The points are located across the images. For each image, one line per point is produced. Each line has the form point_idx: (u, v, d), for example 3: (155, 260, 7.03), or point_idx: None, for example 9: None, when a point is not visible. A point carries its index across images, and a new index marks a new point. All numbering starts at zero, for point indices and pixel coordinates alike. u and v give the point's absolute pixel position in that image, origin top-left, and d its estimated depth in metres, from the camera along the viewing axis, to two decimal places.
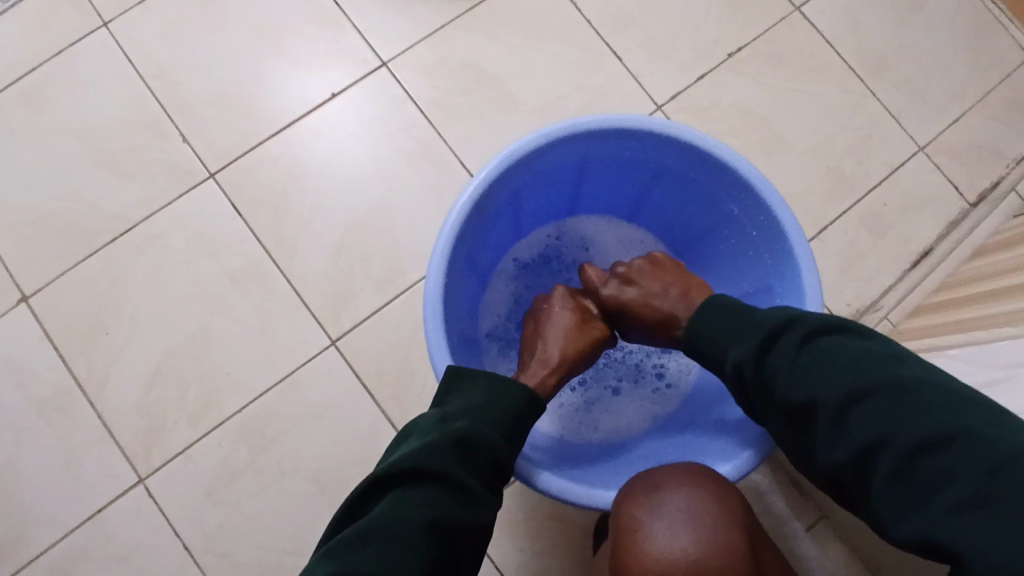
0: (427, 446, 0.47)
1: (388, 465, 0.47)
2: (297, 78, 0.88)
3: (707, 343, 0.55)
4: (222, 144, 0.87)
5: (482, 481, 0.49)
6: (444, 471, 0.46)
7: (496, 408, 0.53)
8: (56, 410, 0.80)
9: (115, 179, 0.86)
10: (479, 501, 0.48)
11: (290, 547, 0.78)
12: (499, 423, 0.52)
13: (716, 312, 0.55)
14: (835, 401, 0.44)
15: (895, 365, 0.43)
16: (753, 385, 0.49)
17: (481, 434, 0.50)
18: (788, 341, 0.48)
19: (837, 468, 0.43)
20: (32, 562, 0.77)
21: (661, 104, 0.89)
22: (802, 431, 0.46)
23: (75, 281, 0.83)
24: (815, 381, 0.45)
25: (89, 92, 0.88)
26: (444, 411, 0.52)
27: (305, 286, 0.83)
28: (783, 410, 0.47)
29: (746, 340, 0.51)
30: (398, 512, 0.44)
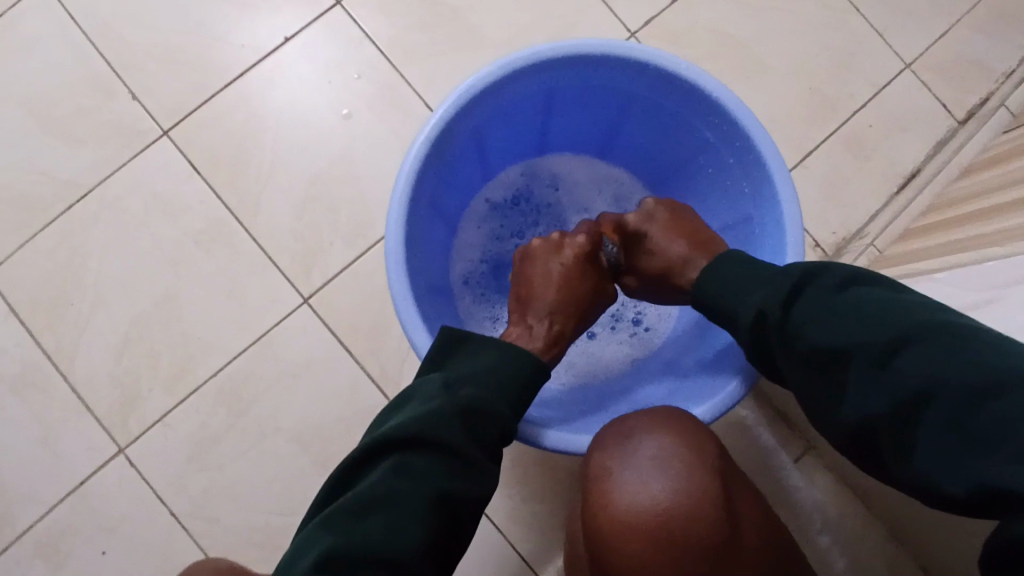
0: (432, 413, 0.46)
1: (388, 430, 0.45)
2: (248, 23, 0.83)
3: (726, 293, 0.52)
4: (174, 99, 0.82)
5: (484, 450, 0.47)
6: (446, 440, 0.45)
7: (506, 374, 0.51)
8: (29, 384, 0.79)
9: (64, 143, 0.82)
10: (480, 472, 0.46)
11: (277, 507, 0.77)
12: (506, 389, 0.51)
13: (734, 264, 0.53)
14: (868, 350, 0.40)
15: (941, 314, 0.40)
16: (780, 333, 0.46)
17: (489, 405, 0.48)
18: (817, 289, 0.45)
19: (866, 419, 0.40)
20: (18, 537, 0.77)
21: (634, 32, 0.85)
22: (833, 384, 0.42)
23: (34, 252, 0.80)
24: (850, 328, 0.42)
25: (29, 50, 0.83)
26: (448, 374, 0.50)
27: (272, 245, 0.80)
28: (815, 362, 0.43)
29: (773, 288, 0.48)
30: (400, 485, 0.42)
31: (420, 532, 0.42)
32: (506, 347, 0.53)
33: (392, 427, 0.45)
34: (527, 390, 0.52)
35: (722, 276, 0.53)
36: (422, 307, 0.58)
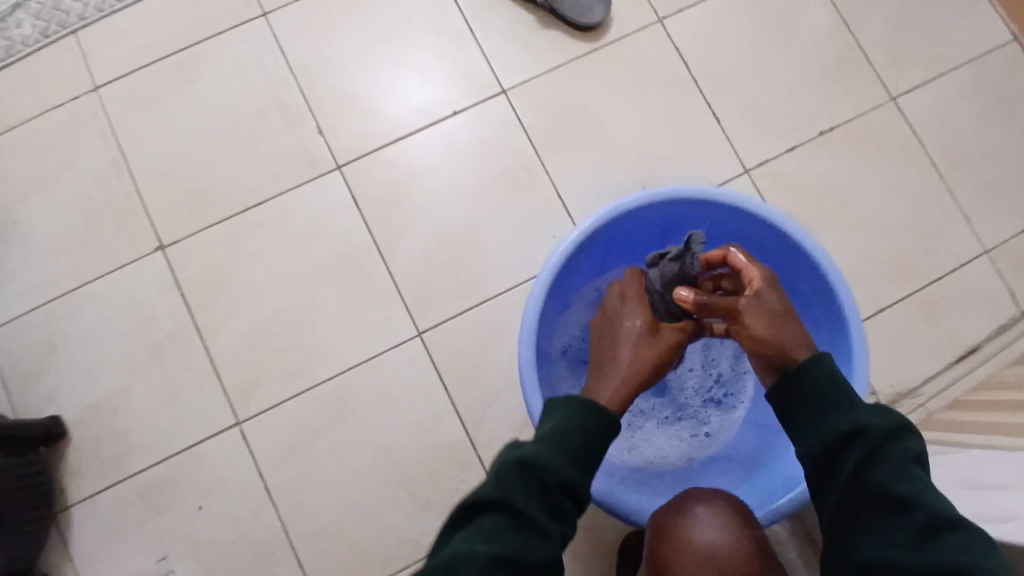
0: (497, 480, 0.52)
1: (466, 500, 0.52)
2: (424, 91, 0.98)
3: (812, 405, 0.57)
4: (349, 139, 0.96)
5: (548, 510, 0.52)
6: (510, 502, 0.51)
7: (563, 438, 0.57)
8: (174, 348, 0.92)
9: (250, 156, 0.97)
10: (544, 532, 0.51)
11: (353, 505, 0.88)
12: (567, 451, 0.56)
13: (824, 376, 0.58)
14: (929, 517, 0.47)
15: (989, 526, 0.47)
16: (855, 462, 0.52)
17: (547, 463, 0.54)
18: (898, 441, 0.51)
19: (888, 565, 0.47)
20: (134, 476, 0.90)
21: (749, 168, 0.96)
22: (879, 524, 0.49)
23: (204, 240, 0.95)
24: (920, 491, 0.48)
25: (241, 73, 0.98)
26: (516, 446, 0.57)
27: (401, 281, 0.93)
28: (870, 499, 0.50)
29: (864, 419, 0.53)
30: (467, 547, 0.48)
31: None
32: (568, 415, 0.59)
33: (468, 497, 0.52)
34: (588, 450, 0.58)
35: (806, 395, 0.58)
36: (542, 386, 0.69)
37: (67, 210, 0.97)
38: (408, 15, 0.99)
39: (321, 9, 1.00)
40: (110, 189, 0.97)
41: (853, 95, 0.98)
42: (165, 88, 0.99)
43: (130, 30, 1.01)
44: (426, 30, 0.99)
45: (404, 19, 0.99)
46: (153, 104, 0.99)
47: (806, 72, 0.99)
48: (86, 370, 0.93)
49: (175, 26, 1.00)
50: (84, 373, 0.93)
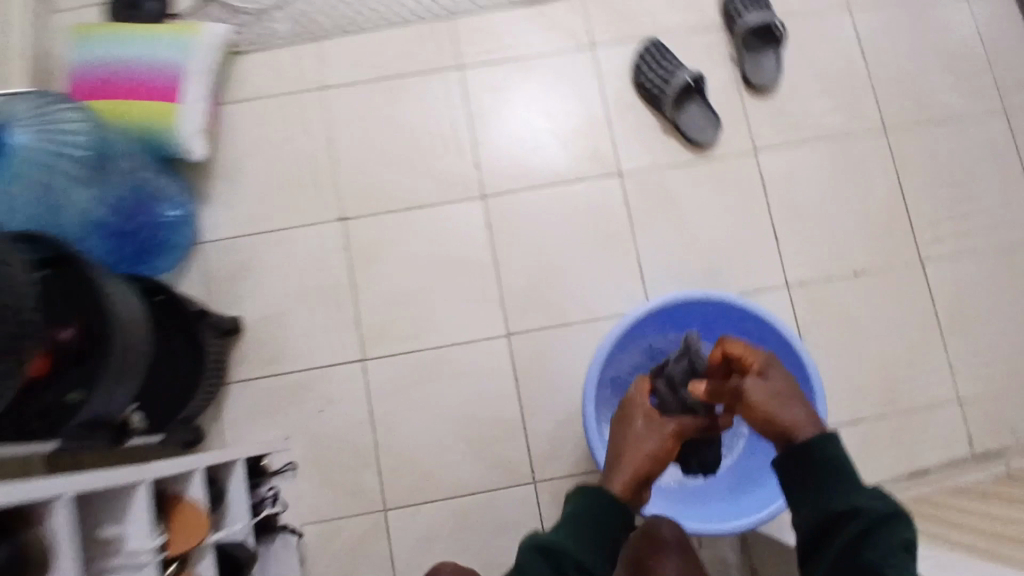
0: (526, 564, 0.65)
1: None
2: (562, 156, 1.27)
3: (815, 483, 0.65)
4: (496, 177, 1.27)
5: None
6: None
7: (580, 522, 0.70)
8: (332, 294, 1.26)
9: (422, 169, 1.29)
10: None
11: (427, 441, 1.21)
12: (582, 537, 0.69)
13: (833, 459, 0.65)
14: None
15: None
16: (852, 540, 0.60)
17: (566, 550, 0.67)
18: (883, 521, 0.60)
19: None
20: (281, 374, 1.24)
21: (790, 282, 1.22)
22: None
23: (373, 222, 1.27)
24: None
25: (432, 106, 1.31)
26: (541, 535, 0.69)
27: (505, 292, 1.24)
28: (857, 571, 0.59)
29: (862, 507, 0.61)
30: None
31: None
32: (585, 501, 0.72)
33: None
34: (604, 539, 0.70)
35: (810, 472, 0.66)
36: (597, 418, 1.00)
37: (281, 172, 1.31)
38: (566, 96, 1.29)
39: (502, 74, 1.31)
40: (315, 166, 1.30)
41: (890, 249, 1.23)
42: (375, 102, 1.32)
43: (358, 52, 1.33)
44: (576, 111, 1.29)
45: (562, 98, 1.29)
46: (362, 112, 1.31)
47: (859, 220, 1.23)
48: (266, 291, 1.27)
49: (392, 58, 1.33)
50: (265, 293, 1.27)
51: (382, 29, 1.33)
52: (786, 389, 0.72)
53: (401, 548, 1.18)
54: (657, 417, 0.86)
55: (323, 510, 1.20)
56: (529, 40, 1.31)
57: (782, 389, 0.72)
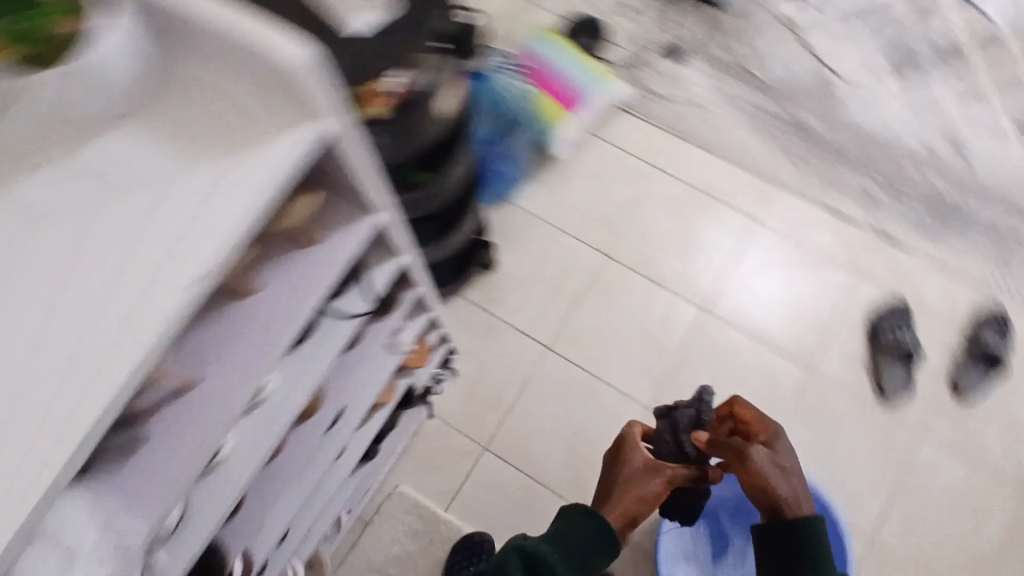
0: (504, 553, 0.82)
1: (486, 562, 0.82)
2: (784, 329, 1.56)
3: (802, 558, 0.82)
4: (728, 308, 1.58)
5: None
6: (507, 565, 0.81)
7: (554, 537, 0.87)
8: (563, 292, 1.61)
9: (683, 265, 1.62)
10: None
11: (548, 428, 1.52)
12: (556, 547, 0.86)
13: (815, 542, 0.82)
14: None
15: None
16: None
17: (539, 551, 0.83)
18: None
19: None
20: (493, 315, 1.60)
21: (881, 539, 1.40)
22: None
23: (625, 271, 1.62)
24: None
25: (721, 233, 1.65)
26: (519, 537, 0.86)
27: (674, 381, 1.53)
28: None
29: None
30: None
31: None
32: (567, 517, 0.90)
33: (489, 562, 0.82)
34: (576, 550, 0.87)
35: (799, 548, 0.83)
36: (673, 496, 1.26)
37: (593, 196, 1.68)
38: (815, 294, 1.59)
39: (783, 249, 1.63)
40: (616, 209, 1.67)
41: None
42: (686, 201, 1.67)
43: (697, 161, 1.71)
44: (815, 308, 1.58)
45: (811, 293, 1.59)
46: (670, 199, 1.68)
47: (965, 537, 1.41)
48: (524, 258, 1.64)
49: (715, 182, 1.69)
50: (524, 259, 1.64)
51: (724, 159, 1.71)
52: (786, 467, 0.91)
53: (481, 480, 1.49)
54: (653, 464, 0.99)
55: (454, 416, 1.54)
56: (813, 237, 1.64)
57: (784, 467, 0.90)
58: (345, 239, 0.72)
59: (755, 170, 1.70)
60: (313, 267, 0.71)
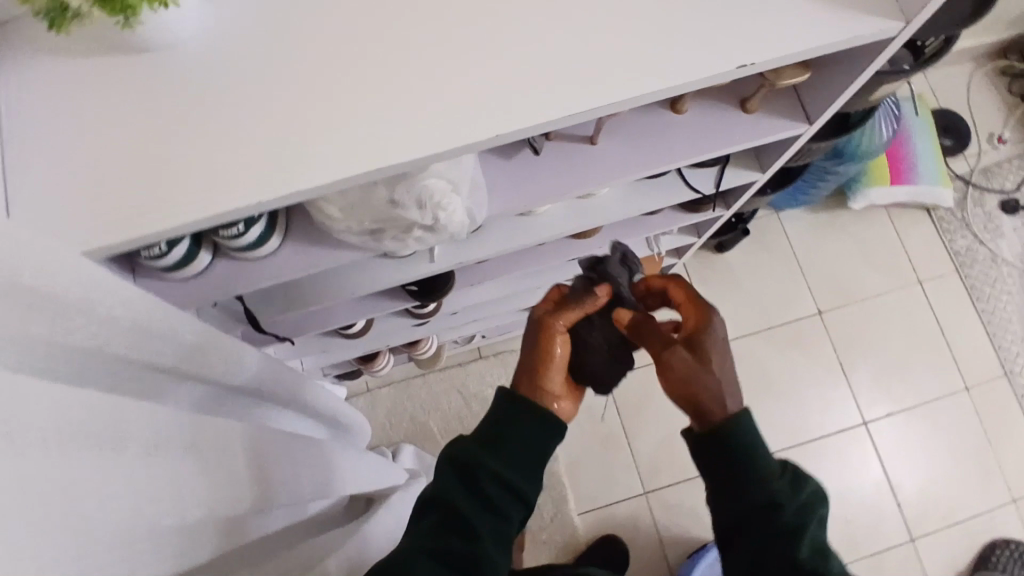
0: (437, 480, 0.63)
1: (423, 500, 0.63)
2: (911, 486, 1.55)
3: (730, 471, 0.63)
4: (880, 433, 1.58)
5: (498, 500, 0.62)
6: (446, 494, 0.62)
7: (483, 436, 0.64)
8: (761, 316, 1.63)
9: (872, 373, 1.61)
10: (493, 518, 0.62)
11: (663, 403, 1.60)
12: (496, 445, 0.64)
13: (735, 434, 0.63)
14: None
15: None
16: (755, 501, 0.62)
17: (474, 456, 0.62)
18: (809, 509, 0.62)
19: None
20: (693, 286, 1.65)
21: None
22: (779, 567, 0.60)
23: (822, 339, 1.63)
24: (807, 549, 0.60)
25: (925, 373, 1.62)
26: (451, 451, 0.64)
27: (792, 452, 1.55)
28: (770, 545, 0.61)
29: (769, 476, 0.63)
30: (414, 535, 0.61)
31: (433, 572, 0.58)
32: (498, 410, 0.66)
33: (423, 495, 0.63)
34: (529, 446, 0.64)
35: (727, 459, 0.63)
36: None
37: (846, 262, 1.67)
38: (963, 483, 1.55)
39: (967, 427, 1.59)
40: (857, 288, 1.66)
41: None
42: (917, 326, 1.64)
43: (955, 302, 1.66)
44: (953, 494, 1.55)
45: (960, 481, 1.56)
46: (907, 314, 1.65)
47: None
48: (750, 263, 1.66)
49: (956, 331, 1.64)
50: (751, 267, 1.66)
51: (978, 320, 1.65)
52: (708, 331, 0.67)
53: (587, 400, 1.60)
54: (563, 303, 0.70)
55: None
56: (1001, 441, 1.58)
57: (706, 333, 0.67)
58: (768, 124, 0.76)
59: (998, 349, 1.63)
60: (732, 128, 0.76)
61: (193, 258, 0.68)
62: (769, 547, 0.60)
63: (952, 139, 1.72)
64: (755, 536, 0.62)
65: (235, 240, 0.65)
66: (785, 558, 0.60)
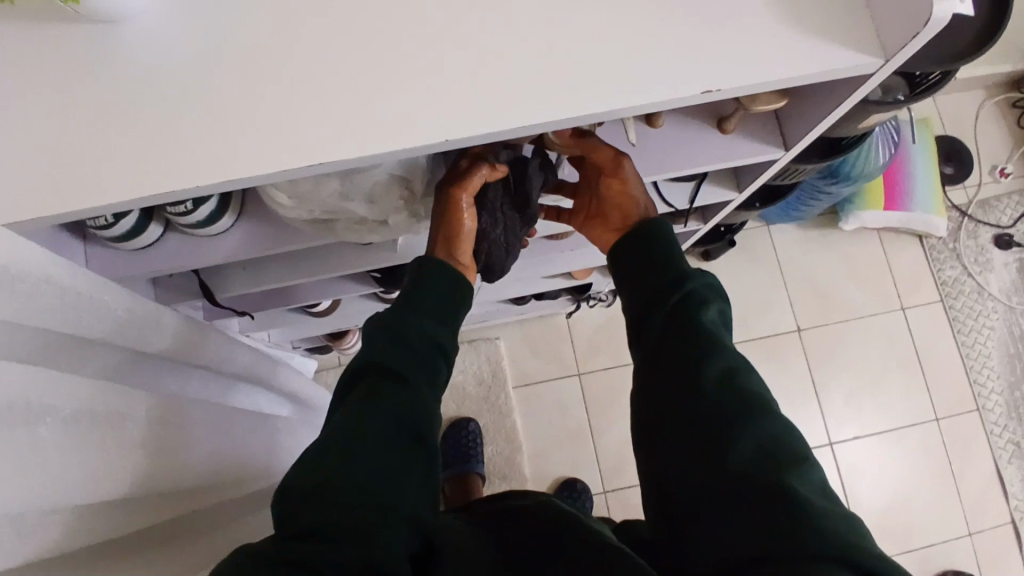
0: (372, 344, 0.65)
1: (356, 370, 0.65)
2: (871, 510, 1.55)
3: (651, 268, 0.71)
4: (846, 454, 1.58)
5: (427, 367, 0.66)
6: (385, 361, 0.64)
7: (421, 304, 0.69)
8: (740, 328, 1.62)
9: (844, 393, 1.61)
10: (422, 379, 0.65)
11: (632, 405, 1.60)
12: (426, 309, 0.69)
13: (661, 237, 0.72)
14: (726, 360, 0.62)
15: (749, 377, 0.62)
16: (680, 297, 0.67)
17: (409, 321, 0.67)
18: (709, 294, 0.68)
19: (714, 396, 0.60)
20: None
21: None
22: (700, 354, 0.63)
23: (799, 355, 1.62)
24: (728, 346, 0.64)
25: (897, 400, 1.61)
26: (382, 318, 0.67)
27: None
28: (699, 334, 0.64)
29: (691, 276, 0.69)
30: (355, 408, 0.61)
31: (388, 437, 0.60)
32: (434, 277, 0.70)
33: (358, 364, 0.65)
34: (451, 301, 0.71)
35: (655, 266, 0.71)
36: None
37: (831, 281, 1.66)
38: (922, 512, 1.55)
39: (933, 457, 1.58)
40: (839, 308, 1.65)
41: None
42: (895, 352, 1.64)
43: (936, 331, 1.65)
44: (911, 521, 1.55)
45: (920, 509, 1.56)
46: (887, 339, 1.64)
47: None
48: (735, 273, 1.65)
49: (933, 361, 1.63)
50: (736, 277, 1.65)
51: (958, 351, 1.64)
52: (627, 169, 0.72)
53: (557, 394, 1.60)
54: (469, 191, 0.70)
55: (579, 334, 1.63)
56: (966, 475, 1.58)
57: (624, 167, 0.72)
58: (742, 145, 0.75)
59: (973, 383, 1.63)
60: (705, 145, 0.75)
61: (143, 231, 0.67)
62: (676, 315, 0.66)
63: (952, 168, 1.69)
64: (678, 330, 0.65)
65: (184, 217, 0.65)
66: (694, 327, 0.65)
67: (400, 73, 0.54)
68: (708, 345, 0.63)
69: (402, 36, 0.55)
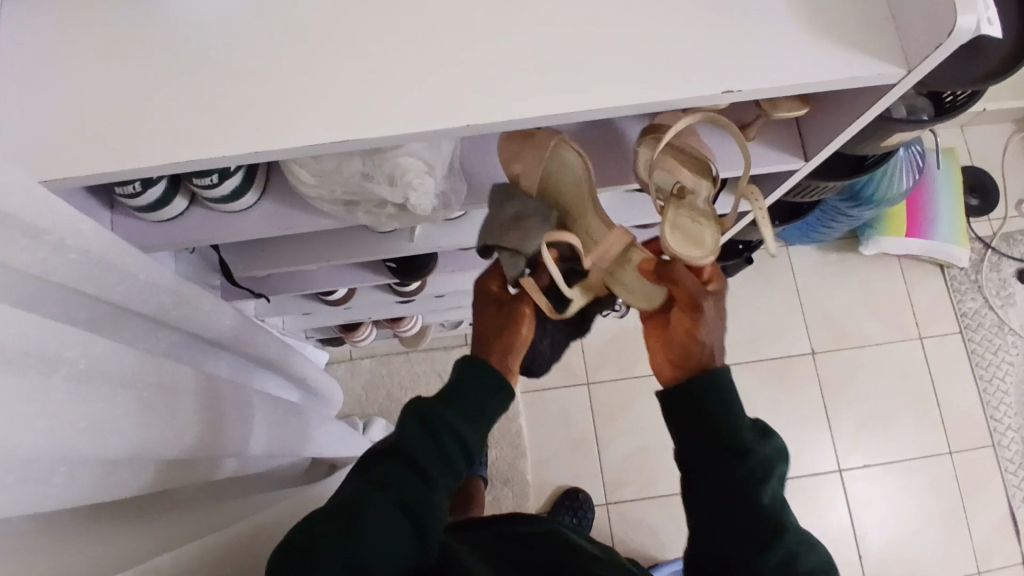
0: (400, 430, 0.64)
1: (381, 452, 0.64)
2: (878, 541, 1.53)
3: (705, 423, 0.63)
4: (854, 483, 1.56)
5: (452, 464, 0.64)
6: (409, 451, 0.63)
7: (456, 393, 0.67)
8: (753, 347, 1.61)
9: (856, 420, 1.59)
10: (443, 478, 0.63)
11: (640, 418, 1.59)
12: (460, 408, 0.66)
13: (721, 386, 0.63)
14: (786, 546, 0.57)
15: (811, 560, 0.58)
16: (736, 465, 0.60)
17: (441, 415, 0.65)
18: (772, 457, 0.61)
19: None
20: None
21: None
22: (758, 544, 0.57)
23: (812, 379, 1.61)
24: (785, 514, 0.60)
25: (910, 430, 1.59)
26: (417, 406, 0.66)
27: None
28: (756, 518, 0.58)
29: (749, 436, 0.61)
30: (369, 490, 0.60)
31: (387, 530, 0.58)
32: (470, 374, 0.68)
33: (384, 446, 0.64)
34: (487, 399, 0.68)
35: (710, 416, 0.63)
36: None
37: (847, 307, 1.65)
38: (930, 547, 1.53)
39: (944, 491, 1.56)
40: (855, 334, 1.63)
41: None
42: (910, 382, 1.62)
43: (953, 363, 1.63)
44: (918, 555, 1.52)
45: (927, 543, 1.53)
46: (902, 368, 1.62)
47: None
48: (750, 292, 1.64)
49: (949, 392, 1.61)
50: (752, 296, 1.64)
51: (975, 385, 1.62)
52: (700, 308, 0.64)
53: (566, 402, 1.60)
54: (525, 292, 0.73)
55: (591, 345, 1.64)
56: (976, 511, 1.55)
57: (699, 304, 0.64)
58: (762, 154, 0.75)
59: (989, 419, 1.60)
60: (726, 152, 0.75)
61: (167, 204, 0.68)
62: (732, 495, 0.60)
63: (978, 200, 1.68)
64: (731, 509, 0.59)
65: (209, 190, 0.66)
66: (752, 506, 0.59)
67: (427, 57, 0.56)
68: (769, 532, 0.58)
69: (432, 22, 0.57)
